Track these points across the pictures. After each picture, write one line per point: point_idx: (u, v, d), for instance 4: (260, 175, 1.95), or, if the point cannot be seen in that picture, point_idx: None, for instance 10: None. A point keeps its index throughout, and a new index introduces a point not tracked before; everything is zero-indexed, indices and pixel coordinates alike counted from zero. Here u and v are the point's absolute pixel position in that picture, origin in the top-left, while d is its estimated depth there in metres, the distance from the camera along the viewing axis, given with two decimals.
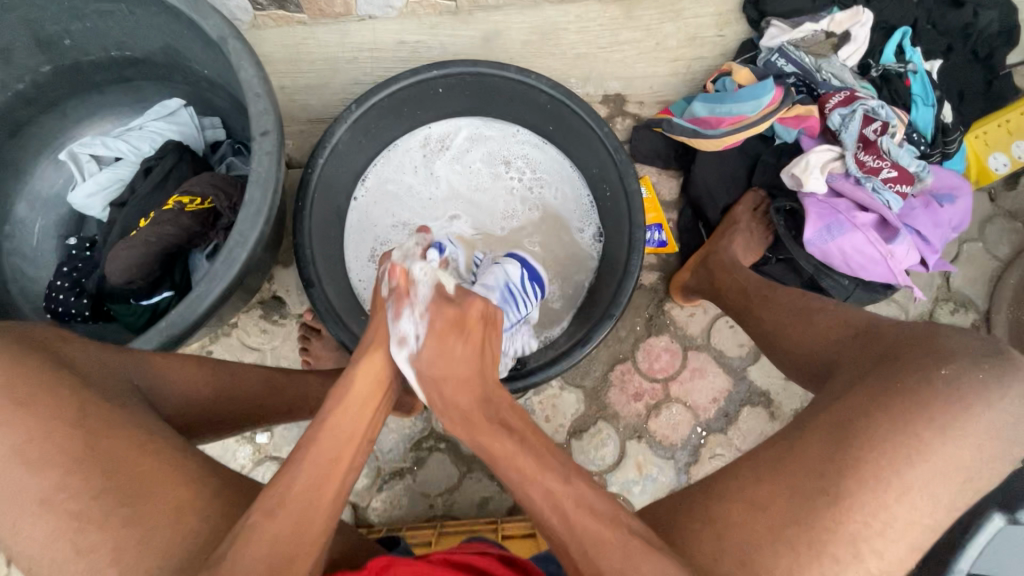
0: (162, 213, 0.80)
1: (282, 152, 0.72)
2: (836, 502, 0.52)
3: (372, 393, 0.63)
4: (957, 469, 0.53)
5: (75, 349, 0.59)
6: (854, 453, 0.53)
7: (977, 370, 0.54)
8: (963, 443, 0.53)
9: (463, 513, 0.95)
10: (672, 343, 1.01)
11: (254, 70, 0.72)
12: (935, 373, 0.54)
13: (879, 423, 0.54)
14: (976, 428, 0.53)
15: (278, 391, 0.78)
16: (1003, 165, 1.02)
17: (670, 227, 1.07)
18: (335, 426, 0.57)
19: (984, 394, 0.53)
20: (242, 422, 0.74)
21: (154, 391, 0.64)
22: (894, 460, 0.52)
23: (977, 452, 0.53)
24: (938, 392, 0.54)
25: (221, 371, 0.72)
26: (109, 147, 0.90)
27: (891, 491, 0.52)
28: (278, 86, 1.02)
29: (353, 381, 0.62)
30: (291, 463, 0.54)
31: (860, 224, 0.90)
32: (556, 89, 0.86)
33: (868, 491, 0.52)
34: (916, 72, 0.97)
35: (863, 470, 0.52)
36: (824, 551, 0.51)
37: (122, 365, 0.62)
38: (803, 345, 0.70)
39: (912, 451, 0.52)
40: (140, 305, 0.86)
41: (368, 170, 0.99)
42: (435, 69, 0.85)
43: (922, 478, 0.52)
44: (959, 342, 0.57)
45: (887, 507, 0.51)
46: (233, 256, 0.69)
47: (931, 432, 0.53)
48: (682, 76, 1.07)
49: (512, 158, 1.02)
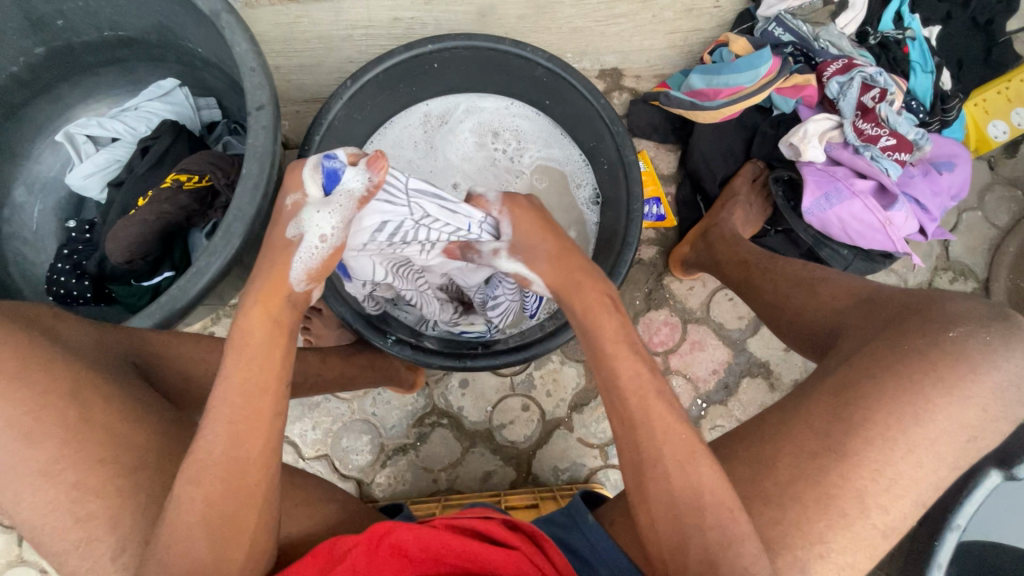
0: (160, 190, 0.80)
1: (278, 127, 0.72)
2: (843, 458, 0.52)
3: (274, 334, 0.56)
4: (963, 428, 0.53)
5: (72, 330, 0.59)
6: (861, 413, 0.53)
7: (983, 332, 0.54)
8: (969, 402, 0.53)
9: (466, 487, 0.96)
10: (672, 316, 1.02)
11: (248, 45, 0.71)
12: (944, 336, 0.54)
13: (889, 386, 0.53)
14: (983, 387, 0.53)
15: None
16: (1002, 133, 1.02)
17: (668, 201, 1.06)
18: (242, 379, 0.53)
19: (990, 356, 0.53)
20: None
21: (150, 369, 0.66)
22: (900, 420, 0.52)
23: (982, 412, 0.53)
24: (946, 352, 0.53)
25: (219, 351, 0.73)
26: (105, 127, 0.90)
27: (897, 448, 0.52)
28: (272, 65, 1.01)
29: (249, 327, 0.56)
30: (206, 420, 0.52)
31: (858, 192, 0.90)
32: (552, 61, 0.85)
33: (876, 450, 0.52)
34: (914, 39, 0.96)
35: (871, 430, 0.53)
36: (832, 505, 0.52)
37: (118, 345, 0.63)
38: (805, 313, 0.70)
39: (918, 410, 0.52)
40: (141, 285, 0.87)
41: (364, 148, 0.99)
42: (431, 43, 0.84)
43: (928, 436, 0.52)
44: (963, 308, 0.56)
45: (893, 464, 0.52)
46: (232, 230, 0.68)
47: (939, 393, 0.53)
48: (679, 49, 1.07)
49: (501, 130, 1.02)
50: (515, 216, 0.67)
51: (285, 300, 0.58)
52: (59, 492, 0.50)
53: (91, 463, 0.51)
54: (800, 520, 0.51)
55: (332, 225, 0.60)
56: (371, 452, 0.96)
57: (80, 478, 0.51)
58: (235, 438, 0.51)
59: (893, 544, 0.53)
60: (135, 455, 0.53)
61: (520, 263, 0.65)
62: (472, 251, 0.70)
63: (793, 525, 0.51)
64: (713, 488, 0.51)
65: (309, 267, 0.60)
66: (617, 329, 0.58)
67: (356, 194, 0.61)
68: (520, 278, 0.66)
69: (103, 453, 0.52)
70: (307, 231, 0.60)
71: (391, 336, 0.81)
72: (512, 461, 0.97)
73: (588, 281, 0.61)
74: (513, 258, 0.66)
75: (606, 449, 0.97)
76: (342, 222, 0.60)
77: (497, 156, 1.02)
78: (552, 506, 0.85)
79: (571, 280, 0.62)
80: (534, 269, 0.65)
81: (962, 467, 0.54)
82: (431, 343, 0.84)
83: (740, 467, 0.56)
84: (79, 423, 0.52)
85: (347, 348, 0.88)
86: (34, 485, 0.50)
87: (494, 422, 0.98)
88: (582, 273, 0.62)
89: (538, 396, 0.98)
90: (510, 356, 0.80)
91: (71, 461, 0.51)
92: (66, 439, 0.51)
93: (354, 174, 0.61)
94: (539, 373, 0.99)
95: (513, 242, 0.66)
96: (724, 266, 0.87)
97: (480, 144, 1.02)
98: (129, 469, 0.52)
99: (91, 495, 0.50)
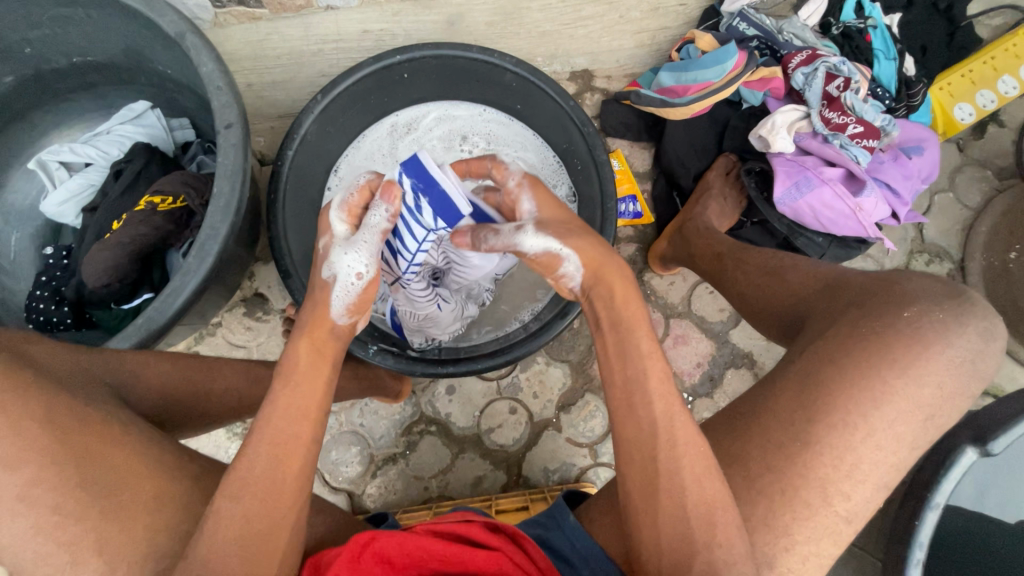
0: (134, 213, 0.80)
1: (248, 144, 0.72)
2: (806, 445, 0.53)
3: (319, 360, 0.59)
4: (920, 408, 0.53)
5: (42, 352, 0.59)
6: (825, 399, 0.54)
7: (935, 311, 0.55)
8: (924, 380, 0.53)
9: (458, 493, 0.96)
10: (654, 312, 1.02)
11: (214, 65, 0.72)
12: (898, 316, 0.55)
13: (848, 369, 0.54)
14: (936, 364, 0.53)
15: (261, 384, 0.78)
16: (969, 115, 1.03)
17: (644, 198, 1.07)
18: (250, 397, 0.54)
19: (942, 334, 0.54)
20: (224, 416, 0.75)
21: (130, 392, 0.65)
22: (859, 404, 0.53)
23: (938, 389, 0.54)
24: (901, 332, 0.54)
25: (196, 366, 0.73)
26: (77, 153, 0.90)
27: (857, 432, 0.53)
28: (244, 83, 1.02)
29: (294, 359, 0.58)
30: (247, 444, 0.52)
31: (827, 179, 0.91)
32: (520, 66, 0.87)
33: (837, 436, 0.53)
34: (876, 27, 0.98)
35: (833, 415, 0.53)
36: (796, 496, 0.53)
37: (92, 365, 0.63)
38: (775, 301, 0.70)
39: (876, 391, 0.53)
40: (121, 309, 0.87)
41: (339, 160, 0.98)
42: (398, 54, 0.85)
43: (887, 418, 0.53)
44: (920, 287, 0.57)
45: (853, 448, 0.53)
46: (205, 250, 0.68)
47: (895, 372, 0.53)
48: (648, 48, 1.08)
49: (470, 134, 1.03)
50: (540, 194, 0.66)
51: (328, 333, 0.62)
52: (31, 525, 0.50)
53: (69, 487, 0.50)
54: (767, 510, 0.53)
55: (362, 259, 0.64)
56: (361, 464, 0.96)
57: (55, 507, 0.50)
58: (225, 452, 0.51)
59: (859, 527, 0.55)
60: (114, 478, 0.52)
61: (551, 236, 0.61)
62: (491, 231, 0.66)
63: (760, 518, 0.53)
64: (686, 486, 0.51)
65: (347, 302, 0.63)
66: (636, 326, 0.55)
67: (376, 225, 0.64)
68: (549, 256, 0.61)
69: (73, 483, 0.51)
70: (341, 271, 0.63)
71: (373, 346, 0.81)
72: (502, 465, 0.97)
73: (617, 273, 0.58)
74: (542, 230, 0.62)
75: (595, 448, 0.98)
76: (370, 257, 0.64)
77: None
78: (542, 506, 0.86)
79: (605, 267, 0.58)
80: (568, 245, 0.59)
81: (923, 446, 0.55)
82: (415, 351, 0.85)
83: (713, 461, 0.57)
84: (55, 448, 0.51)
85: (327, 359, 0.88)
86: (11, 514, 0.49)
87: (482, 426, 0.98)
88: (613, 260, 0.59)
89: (525, 398, 0.99)
90: (493, 359, 0.80)
91: (47, 484, 0.50)
92: (39, 464, 0.50)
93: (374, 209, 0.63)
94: (525, 376, 0.99)
95: (539, 219, 0.64)
96: (698, 260, 0.87)
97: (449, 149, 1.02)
98: (109, 489, 0.52)
99: (69, 523, 0.50)
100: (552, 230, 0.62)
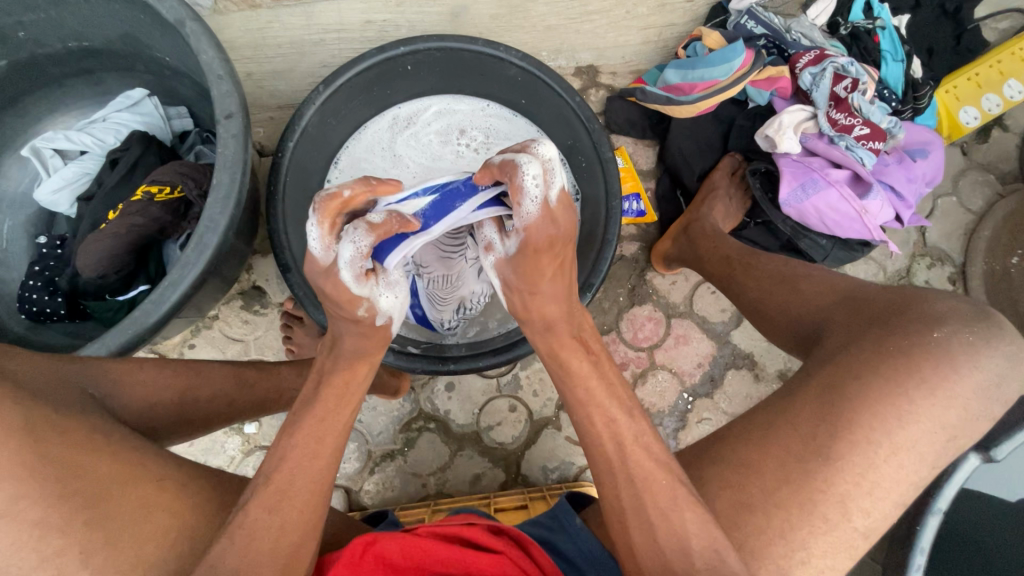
0: (130, 203, 0.78)
1: (248, 135, 0.71)
2: (830, 462, 0.54)
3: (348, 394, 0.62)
4: (944, 429, 0.55)
5: (22, 367, 0.56)
6: (849, 416, 0.55)
7: (966, 332, 0.55)
8: (950, 403, 0.54)
9: (457, 490, 0.95)
10: (655, 311, 1.02)
11: (214, 52, 0.70)
12: (929, 337, 0.56)
13: (874, 388, 0.55)
14: (965, 387, 0.54)
15: (250, 387, 0.78)
16: (974, 118, 1.02)
17: (647, 195, 1.06)
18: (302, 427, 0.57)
19: (973, 356, 0.55)
20: (214, 421, 0.74)
21: (113, 400, 0.64)
22: (885, 423, 0.54)
23: (963, 412, 0.55)
24: (933, 354, 0.55)
25: (183, 372, 0.71)
26: (73, 140, 0.88)
27: (881, 451, 0.54)
28: (244, 72, 0.99)
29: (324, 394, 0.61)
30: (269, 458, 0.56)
31: (833, 181, 0.90)
32: (526, 60, 0.86)
33: (861, 454, 0.54)
34: (884, 28, 0.97)
35: (857, 433, 0.54)
36: (815, 510, 0.53)
37: (79, 376, 0.62)
38: (787, 310, 0.71)
39: (902, 412, 0.54)
40: (117, 300, 0.85)
41: (339, 153, 0.97)
42: (402, 46, 0.84)
43: (911, 438, 0.54)
44: (949, 307, 0.58)
45: (876, 466, 0.54)
46: (204, 241, 0.67)
47: (922, 394, 0.54)
48: (654, 44, 1.07)
49: (468, 128, 1.01)
50: (526, 249, 0.56)
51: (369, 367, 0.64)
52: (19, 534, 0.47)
53: (63, 491, 0.49)
54: (784, 522, 0.53)
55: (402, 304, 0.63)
56: (359, 460, 0.95)
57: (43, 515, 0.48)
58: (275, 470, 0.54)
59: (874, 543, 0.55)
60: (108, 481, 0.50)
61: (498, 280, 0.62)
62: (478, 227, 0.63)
63: (777, 532, 0.53)
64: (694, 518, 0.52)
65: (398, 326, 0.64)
66: (587, 374, 0.60)
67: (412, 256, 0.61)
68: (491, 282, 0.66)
69: (65, 488, 0.49)
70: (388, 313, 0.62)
71: None
72: (501, 463, 0.97)
73: (563, 324, 0.62)
74: (497, 274, 0.61)
75: None
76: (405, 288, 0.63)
77: (479, 155, 1.00)
78: (542, 506, 0.85)
79: (542, 322, 0.62)
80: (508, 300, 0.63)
81: (933, 456, 0.55)
82: (413, 348, 0.83)
83: (727, 471, 0.57)
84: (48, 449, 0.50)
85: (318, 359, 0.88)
86: None
87: (481, 424, 0.97)
88: (559, 321, 0.61)
89: (525, 397, 0.98)
90: (495, 357, 0.80)
91: (45, 486, 0.48)
92: (35, 464, 0.49)
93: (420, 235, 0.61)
94: (525, 374, 0.99)
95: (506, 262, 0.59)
96: (706, 262, 0.87)
97: (448, 143, 1.01)
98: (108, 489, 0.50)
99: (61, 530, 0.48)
100: (507, 279, 0.60)
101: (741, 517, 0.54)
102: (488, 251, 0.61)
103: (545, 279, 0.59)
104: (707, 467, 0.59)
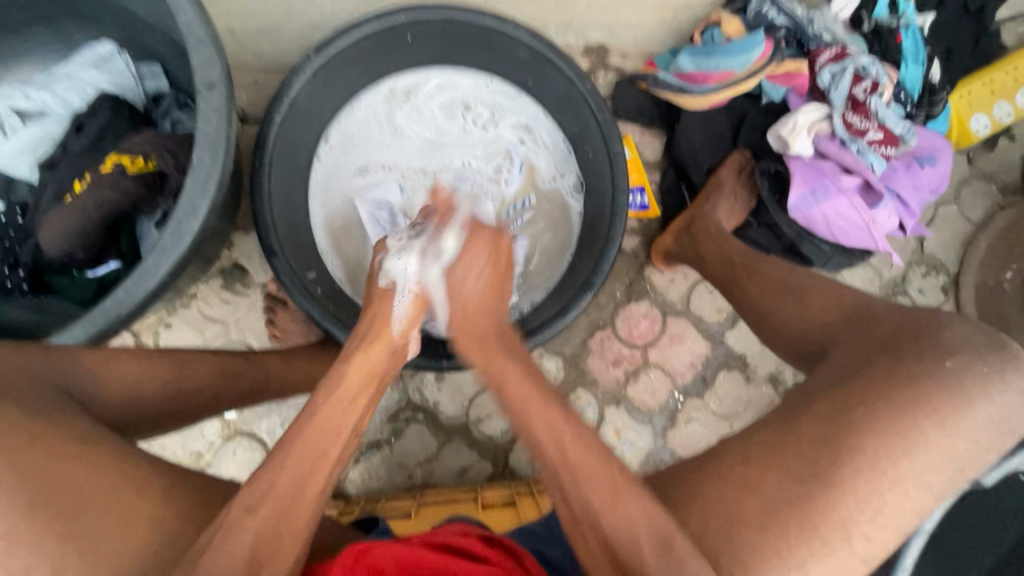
0: (99, 175, 0.72)
1: (233, 108, 0.64)
2: (829, 487, 0.54)
3: (365, 376, 0.61)
4: (950, 459, 0.55)
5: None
6: (851, 442, 0.55)
7: (979, 363, 0.56)
8: (959, 434, 0.55)
9: (443, 483, 0.94)
10: (652, 309, 1.00)
11: (192, 10, 0.62)
12: (940, 366, 0.56)
13: (882, 418, 0.55)
14: (975, 419, 0.55)
15: (233, 377, 0.74)
16: (984, 127, 1.01)
17: (652, 187, 1.04)
18: (324, 418, 0.56)
19: (985, 389, 0.55)
20: (194, 414, 0.70)
21: (89, 397, 0.60)
22: (890, 453, 0.54)
23: (972, 443, 0.55)
24: (943, 384, 0.55)
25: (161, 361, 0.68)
26: (31, 98, 0.79)
27: (885, 480, 0.54)
28: (225, 28, 0.90)
29: (345, 373, 0.60)
30: (276, 456, 0.54)
31: (844, 189, 0.88)
32: (536, 39, 0.80)
33: (864, 481, 0.54)
34: (908, 27, 0.92)
35: (860, 459, 0.54)
36: (814, 534, 0.53)
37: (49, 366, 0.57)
38: (792, 324, 0.71)
39: (907, 443, 0.54)
40: (85, 277, 0.79)
41: (331, 127, 0.90)
42: (403, 13, 0.78)
43: (916, 466, 0.54)
44: (963, 335, 0.58)
45: (879, 494, 0.54)
46: (182, 226, 0.62)
47: (931, 425, 0.55)
48: (669, 27, 1.01)
49: (472, 103, 0.95)
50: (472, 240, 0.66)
51: (381, 346, 0.63)
52: None
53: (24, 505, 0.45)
54: (778, 540, 0.53)
55: (414, 266, 0.65)
56: None
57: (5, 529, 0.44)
58: (282, 475, 0.52)
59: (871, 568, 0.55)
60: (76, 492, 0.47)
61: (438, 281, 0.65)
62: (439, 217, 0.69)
63: (772, 550, 0.52)
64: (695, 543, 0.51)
65: (404, 312, 0.65)
66: None
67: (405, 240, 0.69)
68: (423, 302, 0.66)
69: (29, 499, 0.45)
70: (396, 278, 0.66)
71: None
72: (489, 456, 0.96)
73: (495, 342, 0.64)
74: (442, 277, 0.65)
75: None
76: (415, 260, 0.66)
77: (486, 133, 0.95)
78: (533, 511, 0.81)
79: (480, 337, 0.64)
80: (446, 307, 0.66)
81: (935, 487, 0.55)
82: None
83: (727, 490, 0.57)
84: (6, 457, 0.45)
85: (308, 346, 0.84)
86: None
87: (470, 416, 0.96)
88: (492, 333, 0.65)
89: None
90: None
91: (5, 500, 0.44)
92: None
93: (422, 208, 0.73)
94: None
95: (452, 262, 0.65)
96: (707, 263, 0.86)
97: (452, 118, 0.95)
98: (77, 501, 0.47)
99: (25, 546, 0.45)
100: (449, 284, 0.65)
101: (739, 536, 0.54)
102: (433, 260, 0.65)
103: (482, 282, 0.66)
104: (704, 483, 0.58)
